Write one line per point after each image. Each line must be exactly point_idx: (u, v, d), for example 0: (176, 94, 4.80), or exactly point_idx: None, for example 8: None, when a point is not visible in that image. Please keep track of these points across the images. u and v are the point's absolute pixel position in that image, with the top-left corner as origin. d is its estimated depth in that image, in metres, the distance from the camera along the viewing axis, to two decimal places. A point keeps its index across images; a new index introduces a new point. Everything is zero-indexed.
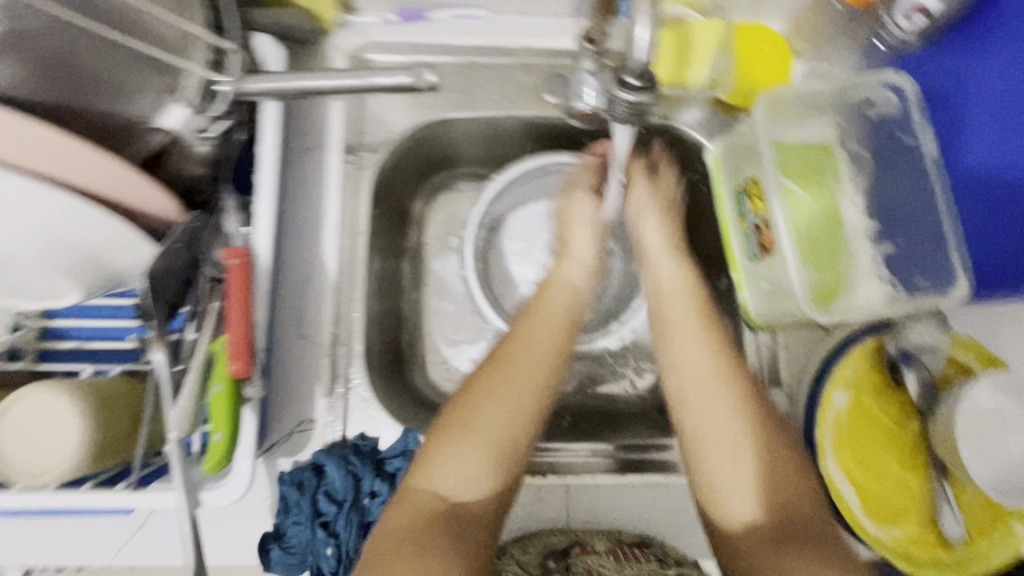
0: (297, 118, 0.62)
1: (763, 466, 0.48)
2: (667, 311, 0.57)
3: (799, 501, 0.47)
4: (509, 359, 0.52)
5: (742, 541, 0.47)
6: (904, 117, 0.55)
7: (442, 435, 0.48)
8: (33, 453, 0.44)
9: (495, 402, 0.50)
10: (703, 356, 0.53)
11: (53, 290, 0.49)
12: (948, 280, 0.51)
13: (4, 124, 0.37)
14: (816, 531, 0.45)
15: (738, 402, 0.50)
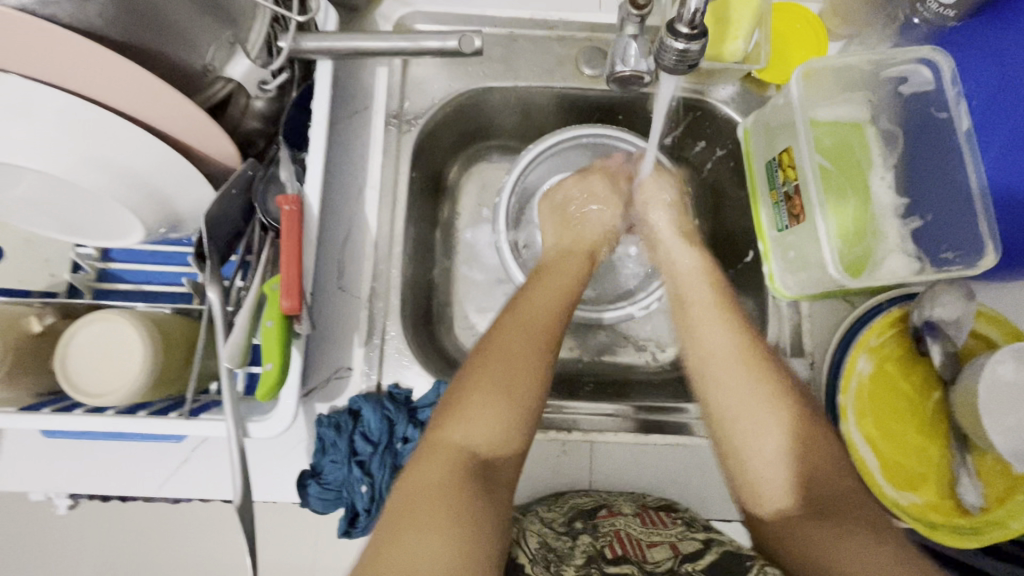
0: (345, 82, 0.65)
1: (796, 437, 0.50)
2: (685, 296, 0.60)
3: (832, 470, 0.48)
4: (521, 319, 0.55)
5: (782, 518, 0.47)
6: (937, 93, 0.56)
7: (464, 390, 0.50)
8: (97, 374, 0.47)
9: (509, 358, 0.51)
10: (730, 333, 0.55)
11: (118, 228, 0.52)
12: (976, 252, 0.53)
13: (89, 58, 0.40)
14: (850, 494, 0.47)
15: (767, 375, 0.52)
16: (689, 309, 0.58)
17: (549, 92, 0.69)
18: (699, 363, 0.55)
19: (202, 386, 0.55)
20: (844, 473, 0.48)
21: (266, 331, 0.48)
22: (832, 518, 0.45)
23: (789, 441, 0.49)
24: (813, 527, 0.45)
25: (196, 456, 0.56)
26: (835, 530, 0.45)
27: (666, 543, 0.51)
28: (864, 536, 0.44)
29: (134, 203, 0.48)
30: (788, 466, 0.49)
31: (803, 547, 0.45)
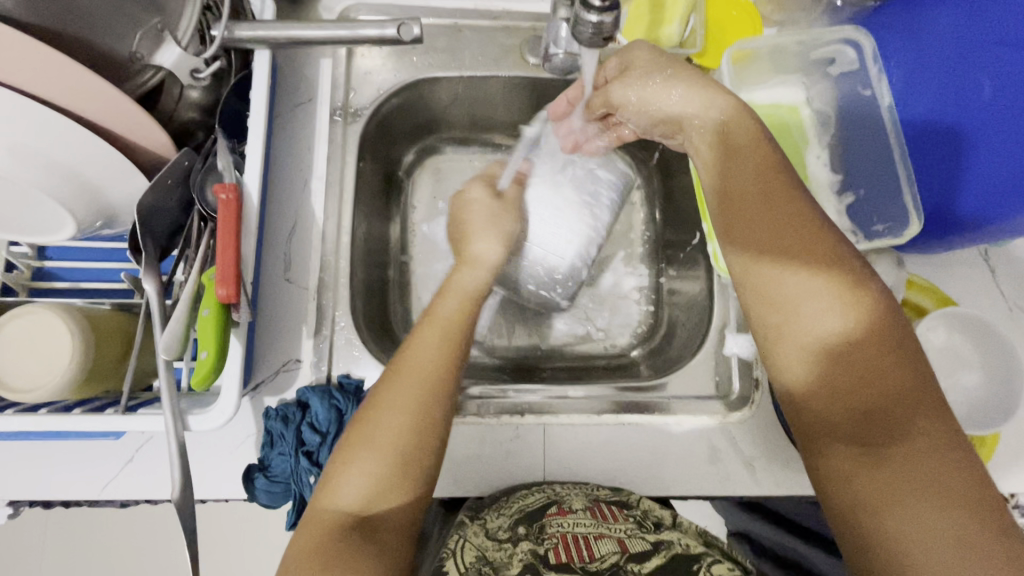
0: (288, 73, 0.64)
1: (863, 364, 0.39)
2: (733, 187, 0.45)
3: (910, 404, 0.38)
4: (408, 367, 0.47)
5: (837, 458, 0.40)
6: (863, 71, 0.58)
7: (344, 451, 0.44)
8: (27, 370, 0.45)
9: (395, 414, 0.45)
10: (784, 235, 0.42)
11: (49, 223, 0.50)
12: (904, 221, 0.54)
13: (8, 46, 0.39)
14: (925, 435, 0.38)
15: (833, 286, 0.40)
16: (734, 202, 0.45)
17: (495, 82, 0.70)
18: (745, 269, 0.44)
19: (143, 382, 0.54)
20: (925, 411, 0.38)
21: (203, 320, 0.47)
22: (891, 462, 0.38)
23: (853, 370, 0.39)
24: (865, 470, 0.38)
25: (139, 456, 0.55)
26: (891, 479, 0.37)
27: (614, 539, 0.49)
28: (926, 495, 0.36)
29: (63, 195, 0.47)
30: (847, 398, 0.40)
31: (848, 492, 0.39)
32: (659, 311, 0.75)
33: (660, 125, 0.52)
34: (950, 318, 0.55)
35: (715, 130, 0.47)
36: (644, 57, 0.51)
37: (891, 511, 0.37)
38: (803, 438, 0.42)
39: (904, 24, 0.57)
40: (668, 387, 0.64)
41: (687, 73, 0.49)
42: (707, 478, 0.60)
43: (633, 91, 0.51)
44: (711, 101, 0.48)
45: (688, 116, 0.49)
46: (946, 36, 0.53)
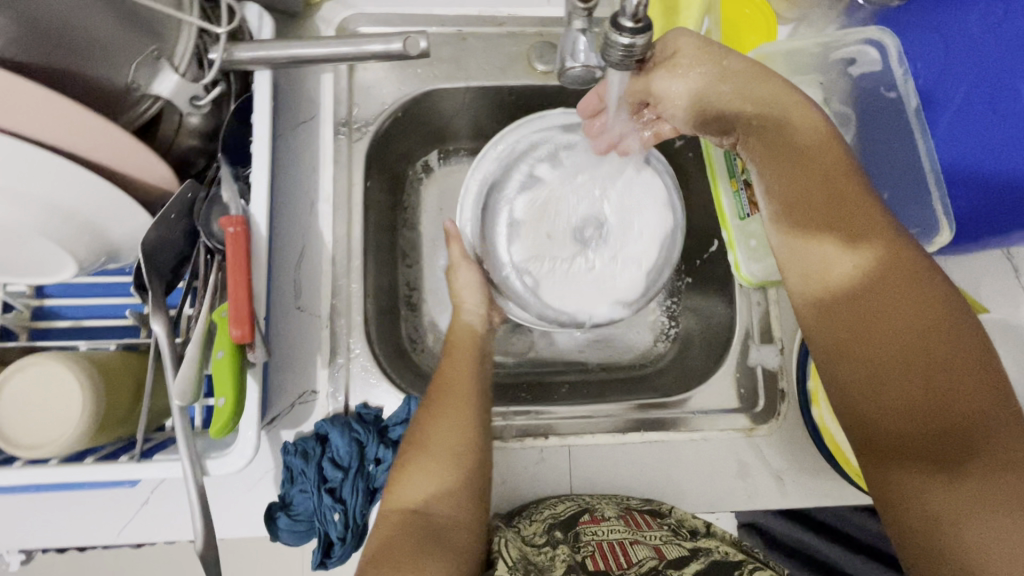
0: (289, 90, 0.61)
1: (944, 379, 0.37)
2: (792, 192, 0.44)
3: (993, 420, 0.36)
4: (451, 384, 0.55)
5: (913, 473, 0.38)
6: (885, 72, 0.57)
7: (408, 457, 0.50)
8: (36, 424, 0.43)
9: (447, 422, 0.52)
10: (854, 245, 0.41)
11: (48, 265, 0.48)
12: (933, 227, 0.53)
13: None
14: (1008, 450, 0.35)
15: (910, 298, 0.39)
16: (797, 208, 0.43)
17: (502, 91, 0.67)
18: (806, 278, 0.43)
19: (156, 424, 0.52)
20: (1011, 428, 0.36)
21: (218, 362, 0.45)
22: (969, 481, 0.36)
23: (931, 385, 0.37)
24: (938, 486, 0.37)
25: (155, 498, 0.53)
26: (967, 496, 0.36)
27: (650, 545, 0.50)
28: (1007, 511, 0.34)
29: (64, 237, 0.45)
30: (922, 413, 0.38)
31: (919, 507, 0.37)
32: (676, 319, 0.74)
33: (703, 123, 0.49)
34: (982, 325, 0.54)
35: (775, 130, 0.45)
36: (695, 45, 0.45)
37: (963, 526, 0.35)
38: (865, 452, 0.41)
39: (930, 21, 0.55)
40: (692, 401, 0.63)
41: (744, 66, 0.45)
42: (735, 493, 0.59)
43: (681, 82, 0.46)
44: (773, 98, 0.45)
45: (747, 113, 0.46)
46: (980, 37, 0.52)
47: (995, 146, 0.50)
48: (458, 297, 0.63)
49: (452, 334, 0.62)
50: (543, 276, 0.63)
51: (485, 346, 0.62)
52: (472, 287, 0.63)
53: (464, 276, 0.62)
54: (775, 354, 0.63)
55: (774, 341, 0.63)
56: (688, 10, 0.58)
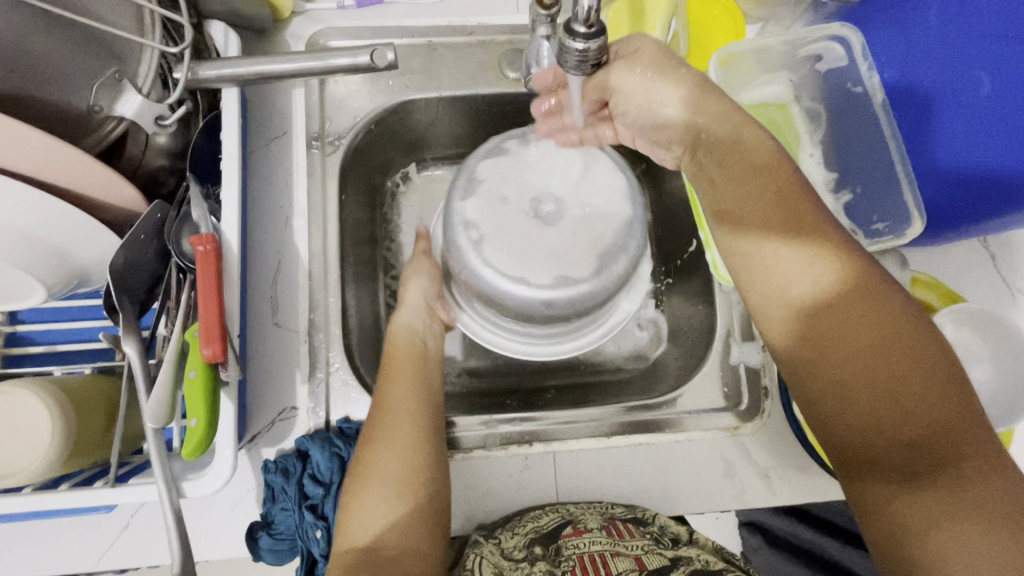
0: (260, 107, 0.61)
1: (905, 390, 0.37)
2: (744, 209, 0.44)
3: (959, 432, 0.36)
4: (394, 409, 0.53)
5: (881, 484, 0.38)
6: (851, 68, 0.57)
7: (350, 491, 0.49)
8: (6, 454, 0.43)
9: (387, 448, 0.51)
10: (814, 261, 0.41)
11: (16, 292, 0.47)
12: (904, 220, 0.53)
13: None
14: (971, 458, 0.36)
15: (872, 313, 0.39)
16: (753, 228, 0.43)
17: (475, 99, 0.68)
18: (767, 297, 0.43)
19: (132, 447, 0.51)
20: (974, 435, 0.36)
21: (190, 382, 0.45)
22: (939, 493, 0.36)
23: (897, 401, 0.37)
24: (910, 500, 0.37)
25: (135, 522, 0.51)
26: (936, 509, 0.36)
27: (631, 556, 0.50)
28: (973, 522, 0.35)
29: (29, 263, 0.44)
30: (891, 429, 0.38)
31: (888, 519, 0.38)
32: (659, 320, 0.74)
33: (655, 127, 0.50)
34: (961, 315, 0.54)
35: (727, 148, 0.45)
36: (651, 46, 0.47)
37: (932, 539, 0.35)
38: (841, 466, 0.41)
39: (892, 15, 0.55)
40: (678, 402, 0.62)
41: (696, 79, 0.47)
42: (722, 493, 0.59)
43: (640, 80, 0.47)
44: (721, 112, 0.46)
45: (699, 123, 0.46)
46: (938, 28, 0.51)
47: (964, 134, 0.50)
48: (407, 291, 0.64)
49: (393, 347, 0.60)
50: (517, 258, 0.58)
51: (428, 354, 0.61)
52: (422, 279, 0.64)
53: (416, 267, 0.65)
54: (757, 351, 0.62)
55: (755, 339, 0.63)
56: (654, 13, 0.57)
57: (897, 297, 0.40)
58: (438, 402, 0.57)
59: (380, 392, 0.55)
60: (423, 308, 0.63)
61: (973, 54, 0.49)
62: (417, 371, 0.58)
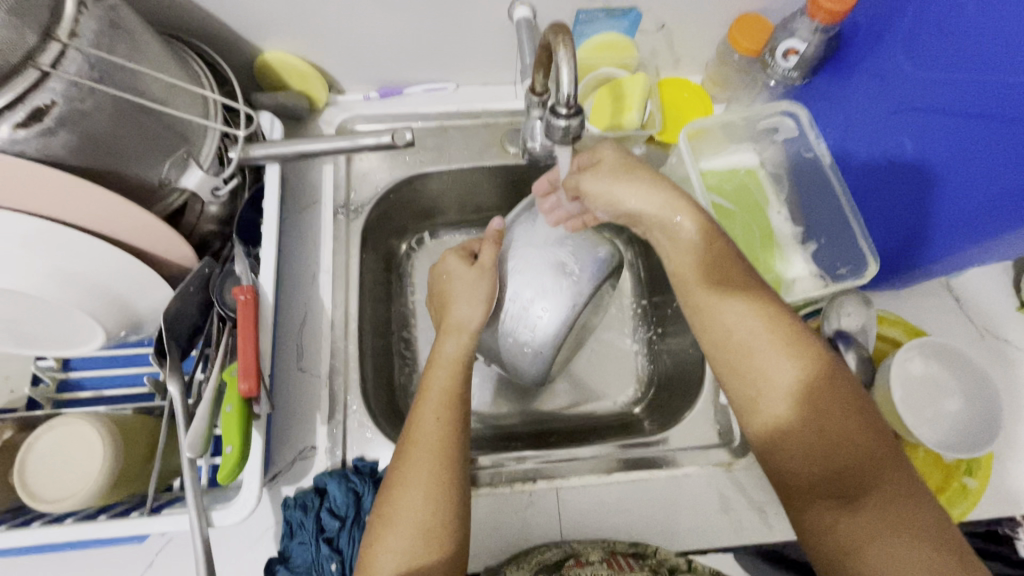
0: (296, 180, 0.71)
1: (832, 424, 0.45)
2: (691, 277, 0.52)
3: (876, 456, 0.44)
4: (417, 444, 0.52)
5: (822, 509, 0.45)
6: (803, 137, 0.67)
7: (376, 533, 0.49)
8: (58, 481, 0.47)
9: (412, 494, 0.50)
10: (749, 315, 0.49)
11: (79, 337, 0.54)
12: (861, 265, 0.60)
13: (51, 183, 0.44)
14: (889, 480, 0.43)
15: (798, 358, 0.47)
16: (702, 285, 0.51)
17: (481, 171, 0.77)
18: (716, 346, 0.50)
19: (165, 483, 0.55)
20: (890, 460, 0.44)
21: (227, 416, 0.50)
22: (865, 510, 0.43)
23: (824, 432, 0.45)
24: (844, 521, 0.43)
25: (159, 560, 0.53)
26: (864, 524, 0.43)
27: None
28: (897, 535, 0.41)
29: (96, 309, 0.51)
30: (823, 458, 0.45)
31: (831, 540, 0.44)
32: (654, 366, 0.79)
33: (622, 215, 0.57)
34: (925, 348, 0.59)
35: (668, 229, 0.54)
36: (612, 155, 0.56)
37: (866, 552, 0.42)
38: (787, 496, 0.47)
39: (830, 94, 0.65)
40: (673, 440, 0.66)
41: (647, 176, 0.54)
42: (719, 529, 0.61)
43: (601, 184, 0.55)
44: (673, 196, 0.53)
45: (645, 214, 0.54)
46: (866, 104, 0.61)
47: (903, 192, 0.57)
48: (459, 306, 0.62)
49: (429, 378, 0.57)
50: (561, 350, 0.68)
51: (465, 383, 0.57)
52: (477, 295, 0.62)
53: (466, 291, 0.62)
54: None
55: None
56: (631, 97, 0.68)
57: (821, 346, 0.48)
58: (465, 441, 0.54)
59: (411, 429, 0.53)
60: (466, 331, 0.60)
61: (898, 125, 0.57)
62: (450, 404, 0.55)
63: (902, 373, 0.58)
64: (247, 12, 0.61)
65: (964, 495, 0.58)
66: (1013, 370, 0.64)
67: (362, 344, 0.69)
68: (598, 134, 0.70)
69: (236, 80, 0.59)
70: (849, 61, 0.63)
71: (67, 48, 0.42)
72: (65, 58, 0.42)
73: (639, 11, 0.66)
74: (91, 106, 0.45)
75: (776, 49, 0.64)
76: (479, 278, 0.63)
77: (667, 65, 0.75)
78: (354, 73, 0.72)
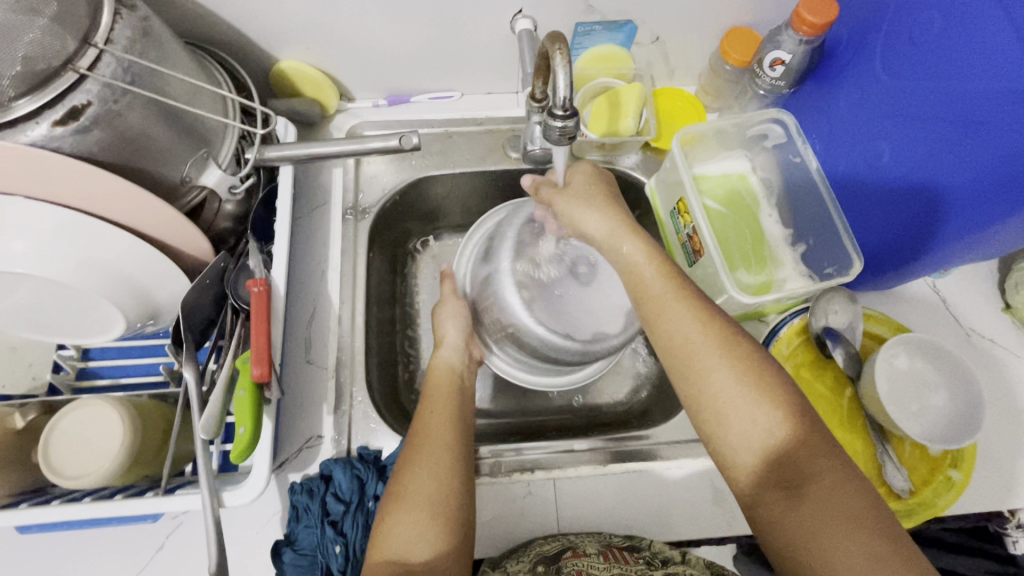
0: (308, 183, 0.75)
1: (770, 420, 0.46)
2: (639, 284, 0.55)
3: (811, 449, 0.45)
4: (425, 432, 0.56)
5: (769, 506, 0.45)
6: (789, 141, 0.70)
7: (389, 510, 0.51)
8: (80, 459, 0.50)
9: (421, 473, 0.52)
10: (687, 319, 0.51)
11: (101, 325, 0.57)
12: (848, 262, 0.63)
13: (82, 175, 0.47)
14: (826, 473, 0.44)
15: (732, 360, 0.49)
16: (647, 294, 0.54)
17: (484, 175, 0.80)
18: (664, 351, 0.52)
19: (177, 466, 0.58)
20: (826, 452, 0.45)
21: (239, 399, 0.53)
22: (809, 503, 0.44)
23: (761, 427, 0.46)
24: (790, 513, 0.44)
25: (170, 543, 0.56)
26: (809, 514, 0.44)
27: None
28: (840, 524, 0.43)
29: (118, 298, 0.54)
30: (769, 453, 0.46)
31: (785, 535, 0.44)
32: (650, 365, 0.81)
33: (581, 238, 0.62)
34: (910, 344, 0.61)
35: (612, 242, 0.58)
36: (579, 180, 0.62)
37: (815, 544, 0.43)
38: (740, 498, 0.48)
39: (811, 102, 0.69)
40: (668, 433, 0.68)
41: (604, 204, 0.60)
42: (712, 519, 0.63)
43: (565, 207, 0.61)
44: (621, 214, 0.58)
45: (598, 237, 0.59)
46: (840, 114, 0.65)
47: (882, 199, 0.61)
48: (445, 333, 0.68)
49: (430, 381, 0.64)
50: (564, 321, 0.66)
51: (464, 390, 0.64)
52: (456, 324, 0.69)
53: (450, 309, 0.70)
54: None
55: None
56: (627, 104, 0.71)
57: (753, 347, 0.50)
58: (468, 434, 0.58)
59: (420, 420, 0.58)
60: (457, 346, 0.67)
61: (869, 133, 0.61)
62: (449, 404, 0.60)
63: (887, 369, 0.60)
64: (265, 24, 0.65)
65: (949, 487, 0.59)
66: (998, 368, 0.67)
67: (368, 338, 0.71)
68: (596, 139, 0.73)
69: (252, 86, 0.63)
70: (830, 72, 0.66)
71: (102, 53, 0.46)
72: (99, 63, 0.46)
73: (634, 23, 0.70)
74: (123, 105, 0.48)
75: (764, 59, 0.68)
76: (457, 301, 0.71)
77: (662, 75, 0.79)
78: (365, 81, 0.76)
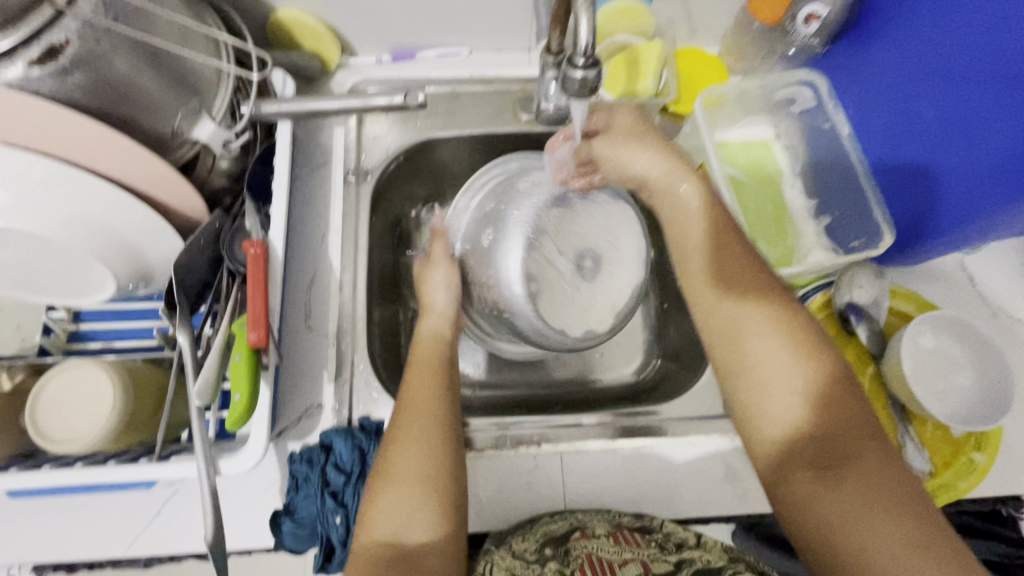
0: (307, 142, 0.71)
1: (816, 393, 0.45)
2: (689, 240, 0.55)
3: (856, 430, 0.43)
4: (413, 405, 0.53)
5: (802, 485, 0.43)
6: (818, 104, 0.66)
7: (375, 489, 0.48)
8: (71, 423, 0.48)
9: (409, 449, 0.50)
10: (740, 282, 0.51)
11: (91, 284, 0.55)
12: (876, 234, 0.60)
13: (63, 122, 0.44)
14: (870, 455, 0.42)
15: (780, 329, 0.47)
16: (698, 255, 0.54)
17: (492, 138, 0.77)
18: (708, 312, 0.52)
19: (172, 432, 0.56)
20: (872, 434, 0.43)
21: (235, 363, 0.51)
22: (846, 484, 0.41)
23: (806, 399, 0.45)
24: (826, 494, 0.42)
25: (166, 510, 0.54)
26: (846, 497, 0.41)
27: (637, 562, 0.49)
28: (880, 509, 0.40)
29: (107, 257, 0.51)
30: (809, 430, 0.44)
31: (812, 515, 0.42)
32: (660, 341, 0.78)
33: (626, 179, 0.62)
34: (937, 322, 0.58)
35: (666, 188, 0.57)
36: (624, 123, 0.61)
37: (850, 528, 0.40)
38: (767, 473, 0.46)
39: (844, 65, 0.65)
40: (681, 410, 0.66)
41: (654, 142, 0.59)
42: (723, 498, 0.61)
43: (612, 147, 0.60)
44: (672, 156, 0.58)
45: (650, 176, 0.59)
46: (874, 79, 0.61)
47: (915, 176, 0.58)
48: (432, 299, 0.63)
49: (417, 350, 0.59)
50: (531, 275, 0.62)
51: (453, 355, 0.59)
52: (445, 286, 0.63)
53: (440, 277, 0.63)
54: None
55: None
56: (647, 64, 0.67)
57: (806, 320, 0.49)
58: (456, 406, 0.54)
59: (404, 390, 0.54)
60: (444, 313, 0.62)
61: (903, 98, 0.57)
62: (438, 373, 0.56)
63: (912, 347, 0.58)
64: None
65: (970, 470, 0.58)
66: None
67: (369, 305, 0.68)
68: (612, 100, 0.69)
69: (247, 34, 0.59)
70: (867, 29, 0.62)
71: None
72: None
73: None
74: (108, 46, 0.44)
75: (796, 14, 0.63)
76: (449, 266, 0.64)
77: (684, 34, 0.74)
78: (368, 34, 0.72)
